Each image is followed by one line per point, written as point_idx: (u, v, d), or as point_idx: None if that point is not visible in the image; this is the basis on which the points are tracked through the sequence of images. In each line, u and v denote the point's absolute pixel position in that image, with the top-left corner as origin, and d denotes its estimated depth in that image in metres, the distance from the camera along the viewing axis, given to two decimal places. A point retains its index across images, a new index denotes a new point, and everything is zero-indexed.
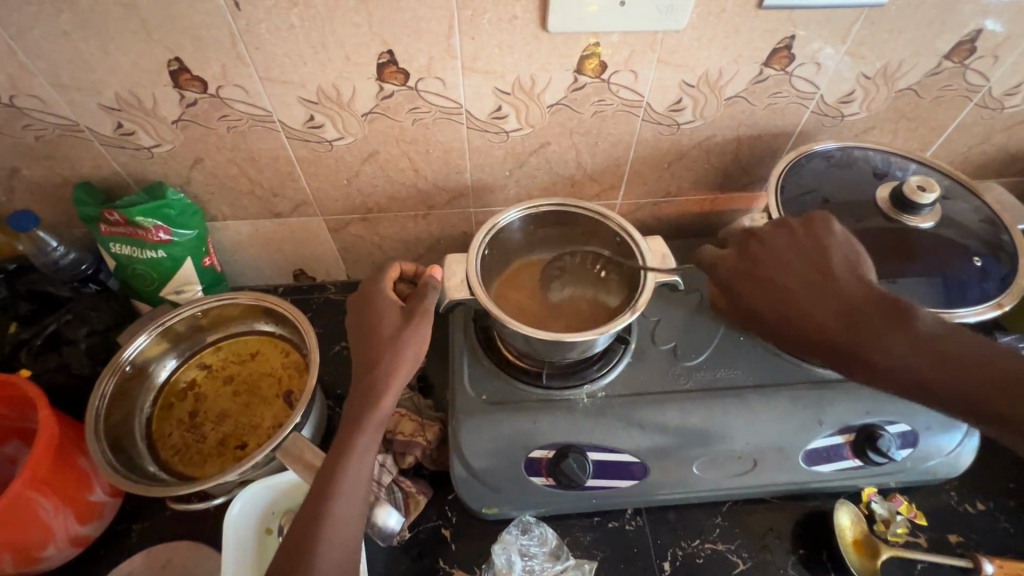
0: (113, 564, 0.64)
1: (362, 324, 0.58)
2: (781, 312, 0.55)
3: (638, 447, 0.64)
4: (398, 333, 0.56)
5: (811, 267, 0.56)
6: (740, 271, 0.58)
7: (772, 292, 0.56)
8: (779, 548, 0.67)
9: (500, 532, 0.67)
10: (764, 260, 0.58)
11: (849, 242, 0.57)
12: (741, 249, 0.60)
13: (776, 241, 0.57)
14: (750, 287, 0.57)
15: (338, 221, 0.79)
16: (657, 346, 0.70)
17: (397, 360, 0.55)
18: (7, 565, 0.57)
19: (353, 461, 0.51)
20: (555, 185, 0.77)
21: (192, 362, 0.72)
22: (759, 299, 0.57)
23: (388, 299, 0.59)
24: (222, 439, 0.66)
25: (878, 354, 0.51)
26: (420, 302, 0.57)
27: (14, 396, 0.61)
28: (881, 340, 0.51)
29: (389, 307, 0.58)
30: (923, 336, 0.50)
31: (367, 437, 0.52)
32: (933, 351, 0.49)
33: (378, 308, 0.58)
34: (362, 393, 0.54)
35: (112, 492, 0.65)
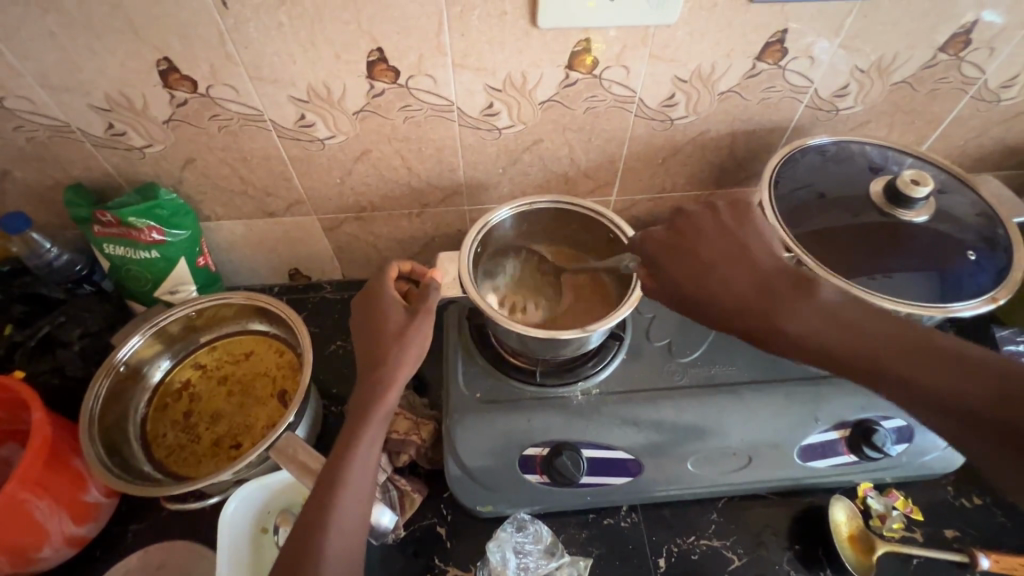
0: (109, 564, 0.64)
1: (365, 319, 0.59)
2: (688, 286, 0.55)
3: (634, 444, 0.64)
4: (400, 330, 0.56)
5: (732, 243, 0.56)
6: (658, 255, 0.59)
7: (685, 266, 0.56)
8: (775, 544, 0.67)
9: (495, 530, 0.67)
10: (688, 239, 0.57)
11: (768, 227, 0.58)
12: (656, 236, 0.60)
13: (697, 216, 0.58)
14: (667, 265, 0.57)
15: (332, 220, 0.79)
16: (651, 343, 0.70)
17: (402, 354, 0.55)
18: (3, 566, 0.57)
19: (359, 454, 0.51)
20: (549, 182, 0.77)
21: (187, 363, 0.72)
22: (673, 272, 0.57)
23: (392, 297, 0.59)
24: (217, 439, 0.66)
25: (786, 323, 0.50)
26: (423, 302, 0.58)
27: (7, 398, 0.62)
28: (785, 308, 0.50)
29: (394, 305, 0.58)
30: (829, 310, 0.49)
31: (372, 431, 0.52)
32: (839, 321, 0.48)
33: (382, 307, 0.58)
34: (367, 388, 0.54)
35: (108, 493, 0.65)
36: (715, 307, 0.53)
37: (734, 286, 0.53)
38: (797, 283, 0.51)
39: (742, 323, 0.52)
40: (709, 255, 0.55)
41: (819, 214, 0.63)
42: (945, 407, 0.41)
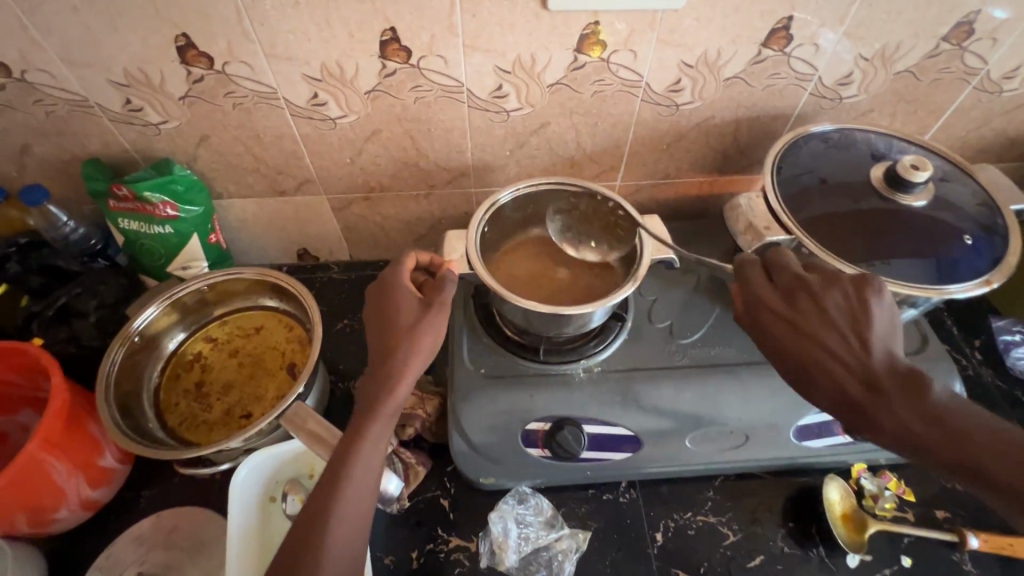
0: (123, 527, 0.66)
1: (378, 311, 0.60)
2: (791, 357, 0.52)
3: (634, 420, 0.65)
4: (413, 323, 0.57)
5: (848, 324, 0.51)
6: (762, 311, 0.54)
7: (795, 334, 0.52)
8: (769, 521, 0.69)
9: (496, 502, 0.68)
10: (796, 300, 0.53)
11: (890, 316, 0.52)
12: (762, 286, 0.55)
13: (812, 289, 0.53)
14: (769, 328, 0.53)
15: (341, 200, 0.81)
16: (652, 324, 0.71)
17: (412, 348, 0.56)
18: (21, 526, 0.59)
19: (365, 447, 0.52)
20: (556, 165, 0.78)
21: (199, 336, 0.73)
22: (780, 338, 0.53)
23: (406, 290, 0.59)
24: (228, 409, 0.68)
25: (898, 425, 0.47)
26: (438, 295, 0.58)
27: (27, 365, 0.63)
28: (898, 408, 0.47)
29: (407, 298, 0.59)
30: (940, 409, 0.46)
31: (378, 425, 0.53)
32: (954, 431, 0.45)
33: (398, 300, 0.59)
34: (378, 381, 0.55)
35: (122, 459, 0.67)
36: (821, 385, 0.50)
37: (843, 366, 0.49)
38: (908, 372, 0.48)
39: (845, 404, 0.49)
40: (826, 331, 0.51)
41: (821, 199, 0.64)
42: None
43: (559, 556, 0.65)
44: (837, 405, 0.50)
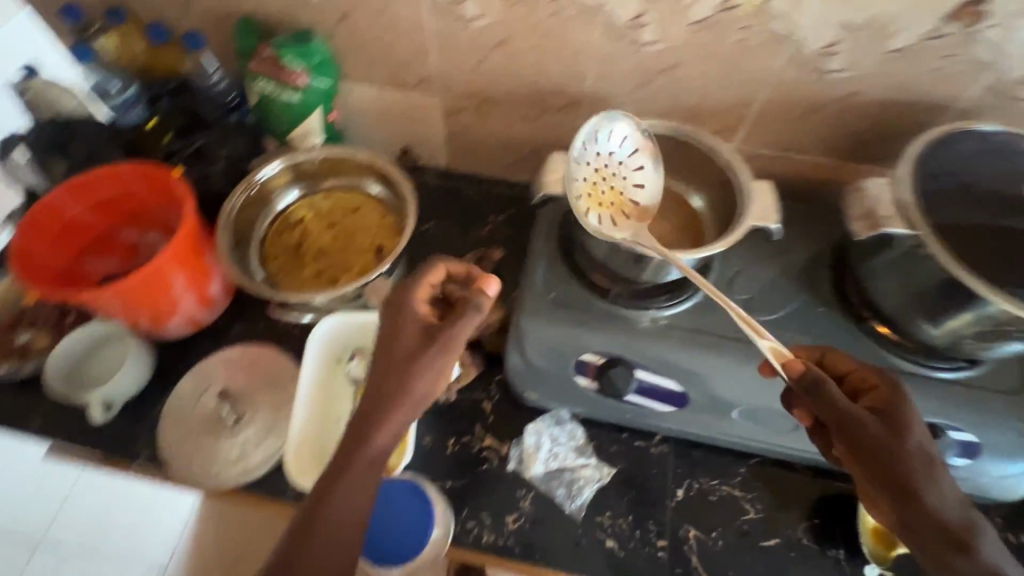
0: (216, 348, 0.76)
1: (380, 334, 0.53)
2: (922, 467, 0.50)
3: (687, 378, 0.66)
4: (408, 359, 0.50)
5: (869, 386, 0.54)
6: (891, 407, 0.52)
7: (920, 435, 0.51)
8: (795, 512, 0.68)
9: (534, 418, 0.72)
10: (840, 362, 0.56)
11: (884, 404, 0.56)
12: (881, 384, 0.54)
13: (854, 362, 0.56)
14: (901, 427, 0.51)
15: (454, 105, 0.82)
16: (731, 295, 0.70)
17: (405, 394, 0.49)
18: (142, 322, 0.70)
19: (337, 502, 0.48)
20: (674, 113, 0.75)
21: (304, 203, 0.79)
22: (911, 441, 0.50)
23: (415, 316, 0.52)
24: (318, 271, 0.74)
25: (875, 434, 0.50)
26: (444, 330, 0.50)
27: (165, 191, 0.72)
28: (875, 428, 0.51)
29: (414, 325, 0.51)
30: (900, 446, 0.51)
31: (360, 472, 0.48)
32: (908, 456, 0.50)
33: (404, 327, 0.51)
34: (366, 418, 0.50)
35: (225, 291, 0.76)
36: (918, 500, 0.49)
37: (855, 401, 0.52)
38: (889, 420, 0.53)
39: (918, 519, 0.49)
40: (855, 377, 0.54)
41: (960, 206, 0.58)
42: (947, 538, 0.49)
43: (580, 481, 0.68)
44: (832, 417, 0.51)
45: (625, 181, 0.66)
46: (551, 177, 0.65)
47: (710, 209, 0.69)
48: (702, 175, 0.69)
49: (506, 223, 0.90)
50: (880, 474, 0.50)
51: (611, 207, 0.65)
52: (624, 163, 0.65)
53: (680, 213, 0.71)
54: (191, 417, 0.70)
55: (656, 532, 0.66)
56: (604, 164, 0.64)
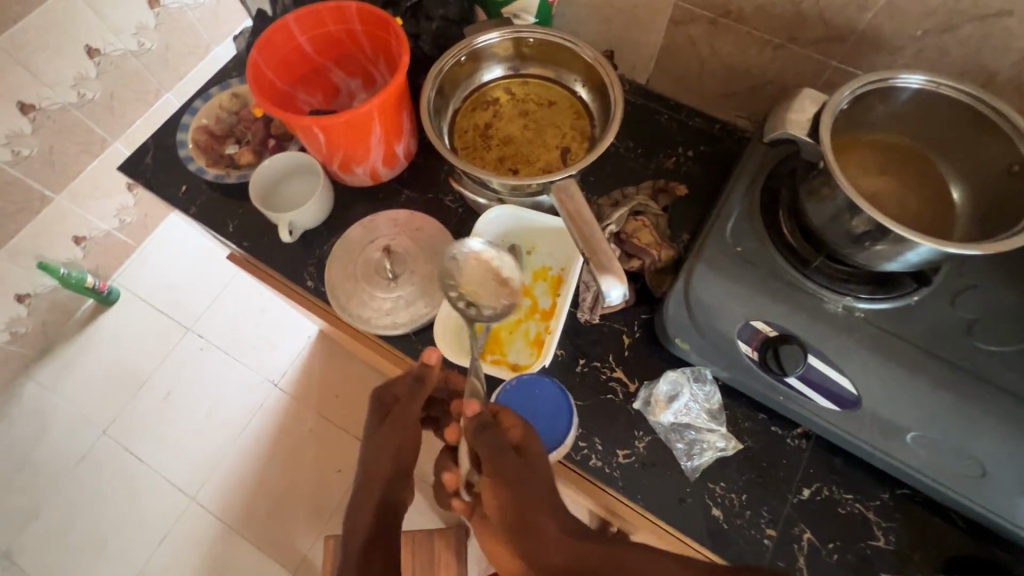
0: (387, 206, 0.80)
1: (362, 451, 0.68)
2: (527, 473, 0.55)
3: (867, 380, 0.59)
4: (377, 439, 0.65)
5: (525, 460, 0.56)
6: (528, 446, 0.58)
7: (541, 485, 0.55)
8: (933, 558, 0.61)
9: (674, 367, 0.69)
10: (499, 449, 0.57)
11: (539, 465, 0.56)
12: (527, 442, 0.58)
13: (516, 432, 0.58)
14: (531, 463, 0.57)
15: (687, 13, 0.74)
16: (952, 310, 0.60)
17: (379, 474, 0.62)
18: (333, 162, 0.73)
19: (367, 503, 0.60)
20: (963, 74, 0.62)
21: (501, 84, 0.76)
22: (542, 471, 0.56)
23: (379, 404, 0.68)
24: (501, 158, 0.72)
25: (495, 471, 0.55)
26: (401, 411, 0.65)
27: (382, 39, 0.73)
28: (507, 465, 0.55)
29: (373, 415, 0.68)
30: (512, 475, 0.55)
31: (361, 514, 0.59)
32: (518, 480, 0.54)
33: (371, 406, 0.68)
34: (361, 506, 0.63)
35: (405, 154, 0.78)
36: (535, 531, 0.51)
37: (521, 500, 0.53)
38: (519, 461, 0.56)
39: (541, 539, 0.50)
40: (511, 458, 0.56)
41: None
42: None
43: (703, 444, 0.65)
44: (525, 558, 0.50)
45: (504, 270, 0.70)
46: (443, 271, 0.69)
47: (975, 205, 0.58)
48: (982, 163, 0.56)
49: (694, 160, 0.82)
50: (523, 504, 0.52)
51: (507, 289, 0.70)
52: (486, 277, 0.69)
53: (933, 198, 0.59)
54: (355, 262, 0.75)
55: (768, 521, 0.63)
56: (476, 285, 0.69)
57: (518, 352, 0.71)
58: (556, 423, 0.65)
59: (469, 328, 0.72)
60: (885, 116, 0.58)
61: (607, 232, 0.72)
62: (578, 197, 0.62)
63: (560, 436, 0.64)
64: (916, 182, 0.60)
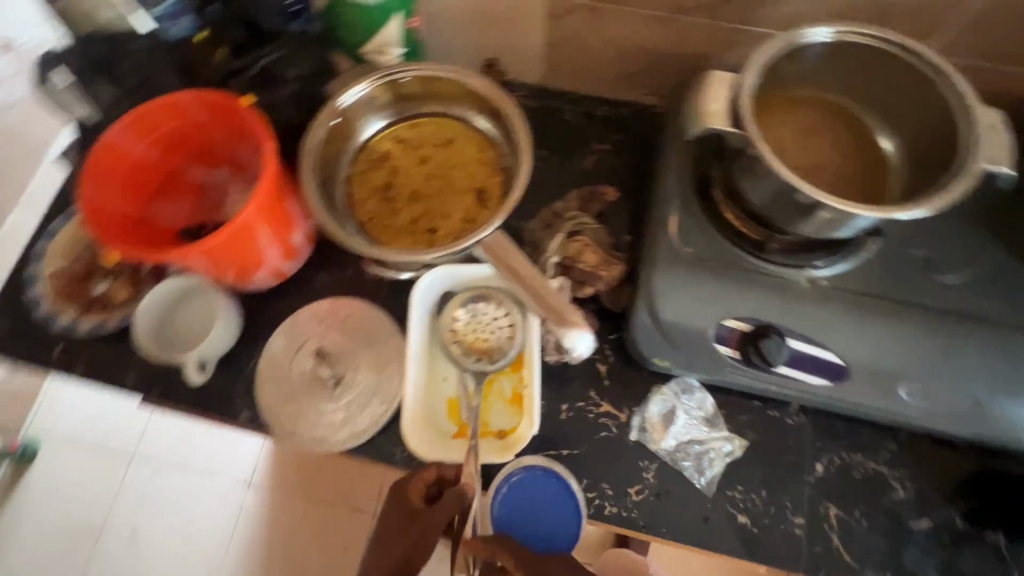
0: (304, 301, 0.70)
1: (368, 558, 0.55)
2: None
3: (851, 348, 0.57)
4: (392, 544, 0.53)
5: None
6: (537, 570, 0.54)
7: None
8: (951, 491, 0.62)
9: (659, 383, 0.66)
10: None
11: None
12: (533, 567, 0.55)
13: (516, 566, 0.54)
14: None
15: (561, 6, 0.67)
16: (906, 250, 0.59)
17: None
18: (228, 278, 0.63)
19: None
20: (854, 10, 0.59)
21: (388, 134, 0.67)
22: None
23: (402, 500, 0.56)
24: (414, 219, 0.64)
25: None
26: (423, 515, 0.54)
27: (236, 124, 0.62)
28: None
29: (393, 510, 0.56)
30: None
31: None
32: None
33: (394, 499, 0.57)
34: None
35: (308, 240, 0.68)
36: None
37: None
38: None
39: None
40: None
41: None
42: None
43: (711, 454, 0.63)
44: None
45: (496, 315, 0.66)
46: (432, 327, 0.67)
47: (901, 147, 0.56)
48: (900, 104, 0.54)
49: (613, 152, 0.77)
50: None
51: (501, 334, 0.66)
52: (478, 325, 0.66)
53: (858, 153, 0.58)
54: (288, 377, 0.66)
55: (793, 509, 0.61)
56: (469, 335, 0.66)
57: (500, 416, 0.65)
58: (564, 511, 0.62)
59: (440, 408, 0.66)
60: (794, 77, 0.55)
61: (550, 265, 0.66)
62: (512, 251, 0.60)
63: (573, 531, 0.62)
64: (840, 136, 0.58)
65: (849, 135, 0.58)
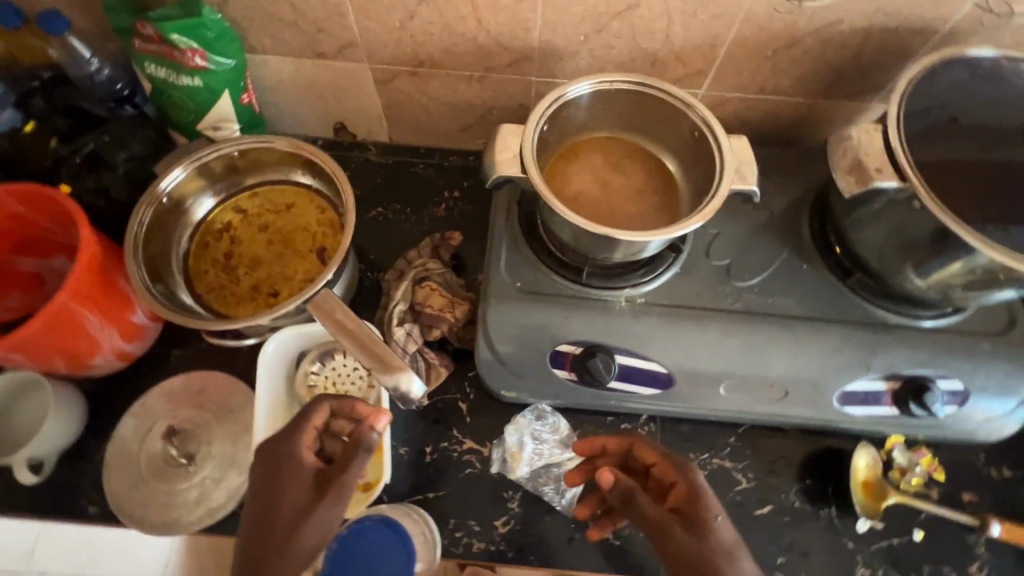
0: (154, 380, 0.68)
1: (260, 511, 0.47)
2: (691, 526, 0.46)
3: (670, 355, 0.62)
4: (295, 496, 0.47)
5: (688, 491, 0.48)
6: (680, 486, 0.49)
7: (724, 529, 0.46)
8: (787, 475, 0.67)
9: (515, 413, 0.68)
10: (650, 512, 0.48)
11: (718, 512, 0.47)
12: (678, 481, 0.50)
13: (659, 468, 0.52)
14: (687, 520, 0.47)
15: (386, 72, 0.72)
16: (709, 261, 0.65)
17: (324, 506, 0.47)
18: (59, 366, 0.61)
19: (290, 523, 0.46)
20: (634, 60, 0.67)
21: (227, 205, 0.69)
22: (719, 533, 0.46)
23: (303, 456, 0.49)
24: (255, 285, 0.66)
25: (636, 496, 0.50)
26: (336, 474, 0.49)
27: (56, 211, 0.61)
28: (686, 520, 0.47)
29: (296, 464, 0.49)
30: (665, 521, 0.47)
31: None
32: (691, 523, 0.46)
33: (284, 458, 0.49)
34: (280, 546, 0.45)
35: (153, 317, 0.67)
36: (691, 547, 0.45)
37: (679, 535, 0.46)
38: (693, 516, 0.47)
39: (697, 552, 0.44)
40: (642, 499, 0.49)
41: (947, 141, 0.53)
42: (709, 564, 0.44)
43: None
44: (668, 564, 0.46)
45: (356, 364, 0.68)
46: (289, 385, 0.66)
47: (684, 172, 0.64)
48: (673, 136, 0.62)
49: (463, 198, 0.82)
50: (678, 556, 0.45)
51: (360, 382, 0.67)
52: (338, 375, 0.67)
53: (651, 179, 0.65)
54: (138, 461, 0.64)
55: None
56: (328, 387, 0.67)
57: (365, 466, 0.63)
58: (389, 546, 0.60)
59: None
60: (580, 121, 0.62)
61: (398, 312, 0.68)
62: (339, 306, 0.57)
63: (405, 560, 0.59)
64: (634, 166, 0.65)
65: (642, 164, 0.65)
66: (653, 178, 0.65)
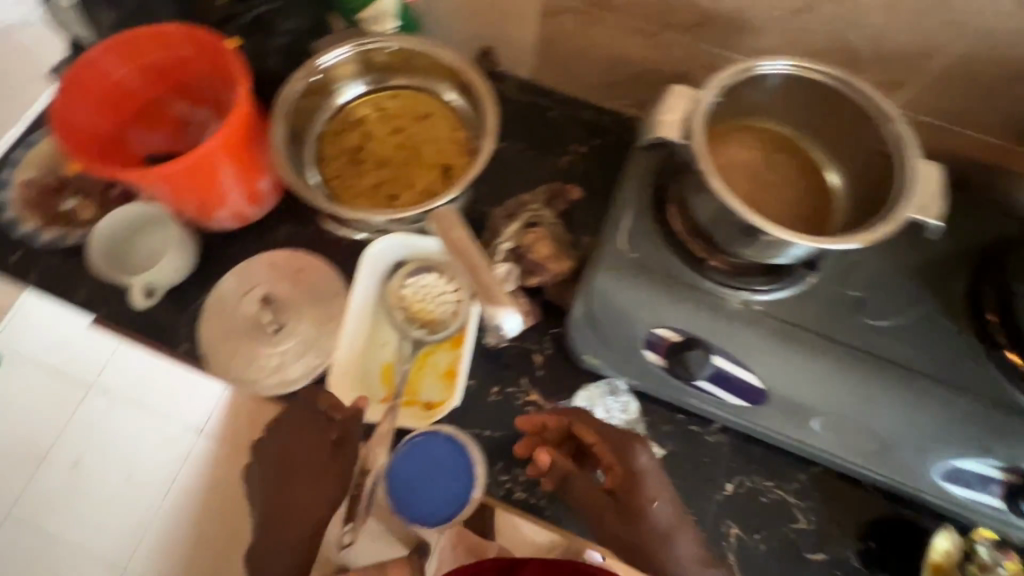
0: (262, 248, 0.71)
1: (287, 450, 0.63)
2: (625, 507, 0.55)
3: (772, 373, 0.58)
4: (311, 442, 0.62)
5: (623, 478, 0.55)
6: (615, 470, 0.56)
7: (660, 512, 0.54)
8: (850, 529, 0.63)
9: (587, 382, 0.67)
10: (590, 493, 0.57)
11: (659, 484, 0.55)
12: (613, 463, 0.56)
13: (599, 450, 0.56)
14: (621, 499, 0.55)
15: (554, 4, 0.69)
16: (841, 290, 0.60)
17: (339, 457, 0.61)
18: (189, 211, 0.64)
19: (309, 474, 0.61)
20: (828, 51, 0.61)
21: (368, 99, 0.69)
22: (654, 514, 0.54)
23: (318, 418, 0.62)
24: (377, 184, 0.66)
25: (578, 477, 0.58)
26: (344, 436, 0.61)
27: (218, 63, 0.63)
28: (623, 505, 0.55)
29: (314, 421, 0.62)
30: (601, 501, 0.56)
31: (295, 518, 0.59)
32: (628, 509, 0.55)
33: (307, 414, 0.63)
34: (297, 491, 0.61)
35: (276, 189, 0.69)
36: (632, 520, 0.54)
37: (613, 517, 0.55)
38: (628, 504, 0.55)
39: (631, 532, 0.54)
40: (582, 480, 0.57)
41: None
42: (648, 550, 0.54)
43: None
44: (610, 537, 0.56)
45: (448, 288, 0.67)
46: (383, 290, 0.68)
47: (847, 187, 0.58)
48: (851, 144, 0.56)
49: (589, 155, 0.79)
50: (616, 530, 0.55)
51: (446, 307, 0.67)
52: (427, 295, 0.67)
53: (807, 185, 0.60)
54: (233, 318, 0.68)
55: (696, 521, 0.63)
56: (415, 303, 0.67)
57: (431, 387, 0.65)
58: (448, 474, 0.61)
59: (375, 371, 0.67)
60: (754, 102, 0.57)
61: (503, 250, 0.68)
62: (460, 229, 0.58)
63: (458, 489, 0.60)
64: (793, 166, 0.60)
65: (802, 166, 0.60)
66: (810, 184, 0.60)
